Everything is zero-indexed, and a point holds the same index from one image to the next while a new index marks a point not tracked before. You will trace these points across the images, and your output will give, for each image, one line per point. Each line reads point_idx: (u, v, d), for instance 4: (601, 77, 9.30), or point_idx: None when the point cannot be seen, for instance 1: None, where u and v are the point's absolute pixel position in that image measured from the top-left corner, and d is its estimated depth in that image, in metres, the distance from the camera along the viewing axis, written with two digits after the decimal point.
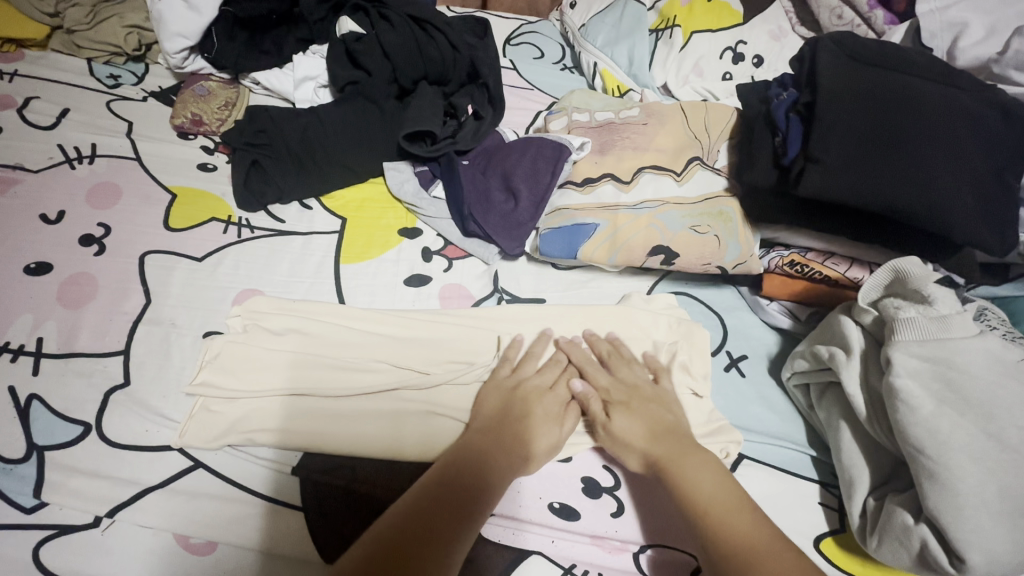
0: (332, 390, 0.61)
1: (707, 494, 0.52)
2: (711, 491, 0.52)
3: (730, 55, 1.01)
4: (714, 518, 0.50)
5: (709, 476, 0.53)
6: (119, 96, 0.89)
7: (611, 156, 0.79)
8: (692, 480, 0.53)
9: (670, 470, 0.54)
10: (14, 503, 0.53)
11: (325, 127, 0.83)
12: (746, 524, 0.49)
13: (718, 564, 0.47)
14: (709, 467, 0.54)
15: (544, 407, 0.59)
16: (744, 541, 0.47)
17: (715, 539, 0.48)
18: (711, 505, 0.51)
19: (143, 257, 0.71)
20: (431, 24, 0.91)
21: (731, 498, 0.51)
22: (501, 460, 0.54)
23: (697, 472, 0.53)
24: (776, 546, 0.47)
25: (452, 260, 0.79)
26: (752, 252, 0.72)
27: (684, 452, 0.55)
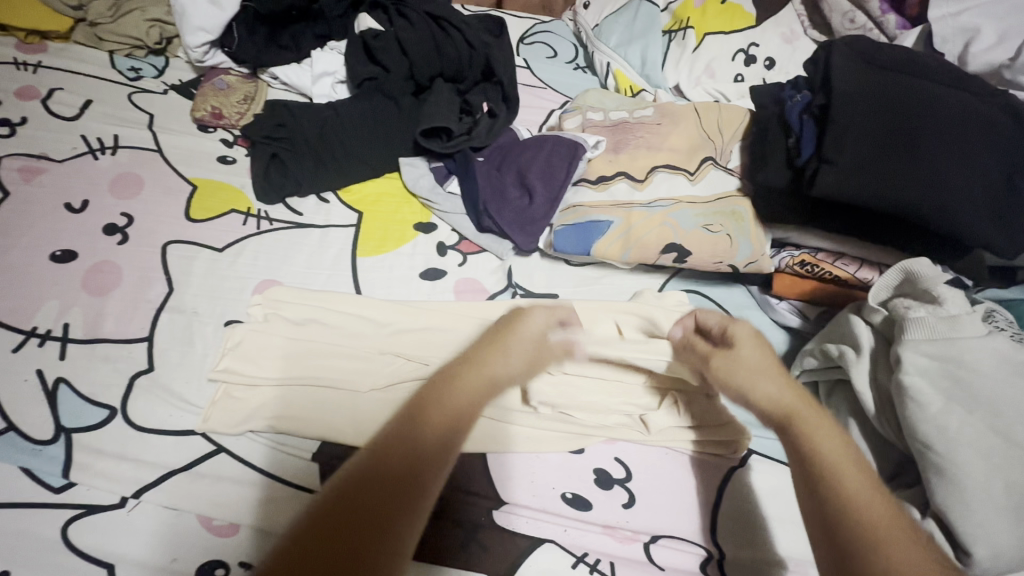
0: (352, 378, 0.63)
1: (839, 470, 0.44)
2: (848, 469, 0.44)
3: (742, 57, 1.03)
4: (847, 488, 0.43)
5: (845, 454, 0.45)
6: (140, 89, 0.91)
7: (625, 155, 0.80)
8: (826, 452, 0.45)
9: (803, 431, 0.46)
10: (43, 482, 0.54)
11: (343, 122, 0.85)
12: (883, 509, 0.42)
13: (844, 535, 0.41)
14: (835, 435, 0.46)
15: (523, 337, 0.52)
16: (875, 519, 0.41)
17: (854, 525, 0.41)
18: (845, 473, 0.44)
19: (165, 247, 0.73)
20: (448, 22, 0.92)
21: (863, 476, 0.44)
22: (465, 397, 0.46)
23: (825, 440, 0.45)
24: (908, 535, 0.41)
25: (466, 255, 0.80)
26: (763, 251, 0.73)
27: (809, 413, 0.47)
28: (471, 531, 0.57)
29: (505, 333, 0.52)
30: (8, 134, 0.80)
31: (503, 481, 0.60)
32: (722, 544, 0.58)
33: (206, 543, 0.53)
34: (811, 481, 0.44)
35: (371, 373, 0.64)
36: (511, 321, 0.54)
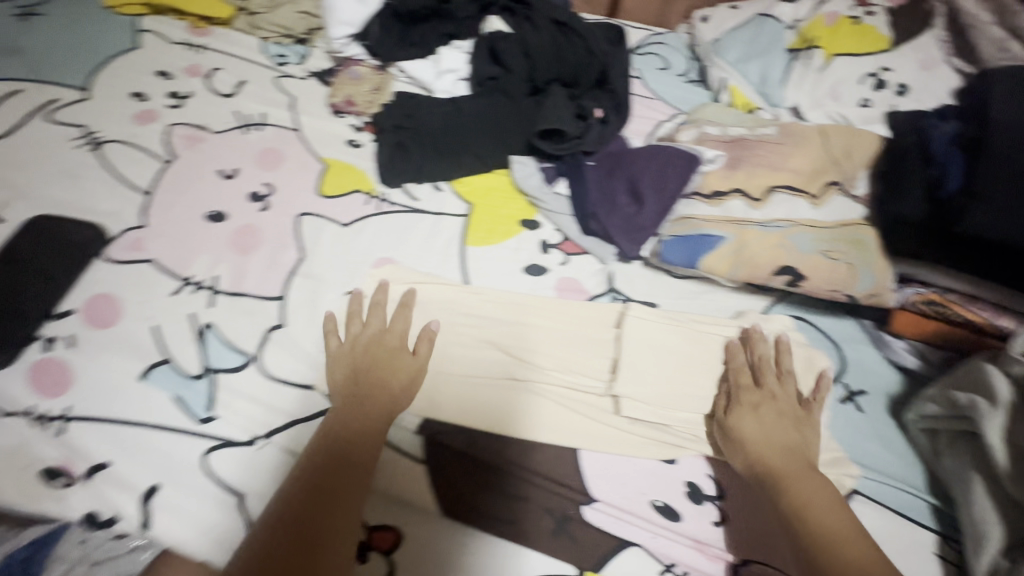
0: (358, 356, 0.64)
1: (814, 495, 0.54)
2: (812, 495, 0.54)
3: (871, 81, 0.99)
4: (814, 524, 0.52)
5: (823, 498, 0.54)
6: (285, 73, 1.00)
7: (741, 172, 0.79)
8: (802, 485, 0.55)
9: (784, 484, 0.55)
10: (190, 413, 0.61)
11: (464, 117, 0.89)
12: (839, 522, 0.52)
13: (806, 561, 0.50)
14: (814, 473, 0.56)
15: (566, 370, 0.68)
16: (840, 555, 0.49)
17: (811, 534, 0.51)
18: (818, 513, 0.52)
19: (299, 217, 0.80)
20: (572, 28, 0.96)
21: (832, 503, 0.54)
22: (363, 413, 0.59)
23: (806, 469, 0.56)
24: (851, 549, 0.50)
25: (568, 255, 0.82)
26: (888, 285, 0.69)
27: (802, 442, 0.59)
28: (561, 522, 0.58)
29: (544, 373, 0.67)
30: (176, 104, 0.91)
31: (594, 479, 0.61)
32: None
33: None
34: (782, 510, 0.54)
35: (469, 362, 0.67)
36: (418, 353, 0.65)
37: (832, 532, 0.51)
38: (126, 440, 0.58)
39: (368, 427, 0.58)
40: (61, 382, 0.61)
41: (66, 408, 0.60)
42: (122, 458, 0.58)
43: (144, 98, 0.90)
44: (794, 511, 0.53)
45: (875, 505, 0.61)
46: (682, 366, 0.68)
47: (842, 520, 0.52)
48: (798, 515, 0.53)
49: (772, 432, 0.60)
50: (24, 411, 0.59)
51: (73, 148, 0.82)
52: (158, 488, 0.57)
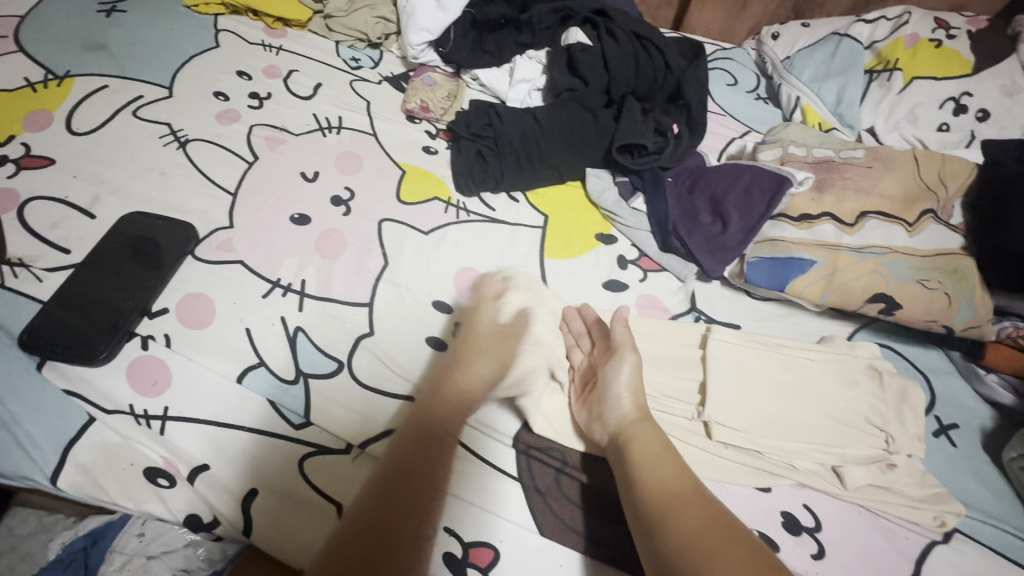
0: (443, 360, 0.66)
1: (656, 477, 0.50)
2: (664, 488, 0.49)
3: (951, 106, 0.97)
4: (651, 484, 0.50)
5: (660, 455, 0.52)
6: (359, 78, 1.00)
7: (830, 195, 0.77)
8: (644, 472, 0.51)
9: (626, 440, 0.55)
10: (286, 417, 0.61)
11: (543, 128, 0.88)
12: (690, 515, 0.46)
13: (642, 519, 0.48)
14: (672, 460, 0.52)
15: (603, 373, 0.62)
16: (683, 530, 0.45)
17: (657, 522, 0.47)
18: (653, 470, 0.51)
19: (380, 223, 0.80)
20: (650, 42, 0.95)
21: (679, 496, 0.48)
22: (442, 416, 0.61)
23: (648, 442, 0.54)
24: (692, 514, 0.46)
25: (647, 272, 0.82)
26: (988, 317, 0.68)
27: (639, 422, 0.57)
28: None
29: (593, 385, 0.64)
30: (256, 105, 0.91)
31: None
32: None
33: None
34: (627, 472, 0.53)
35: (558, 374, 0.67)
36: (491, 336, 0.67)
37: (691, 534, 0.44)
38: (224, 443, 0.58)
39: (428, 421, 0.60)
40: (159, 381, 0.61)
41: (165, 408, 0.60)
42: (221, 461, 0.57)
43: (226, 98, 0.91)
44: (661, 514, 0.47)
45: (976, 544, 0.60)
46: (773, 391, 0.67)
47: (706, 521, 0.45)
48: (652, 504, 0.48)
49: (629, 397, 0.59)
50: (125, 409, 0.59)
51: (161, 145, 0.83)
52: (257, 493, 0.57)
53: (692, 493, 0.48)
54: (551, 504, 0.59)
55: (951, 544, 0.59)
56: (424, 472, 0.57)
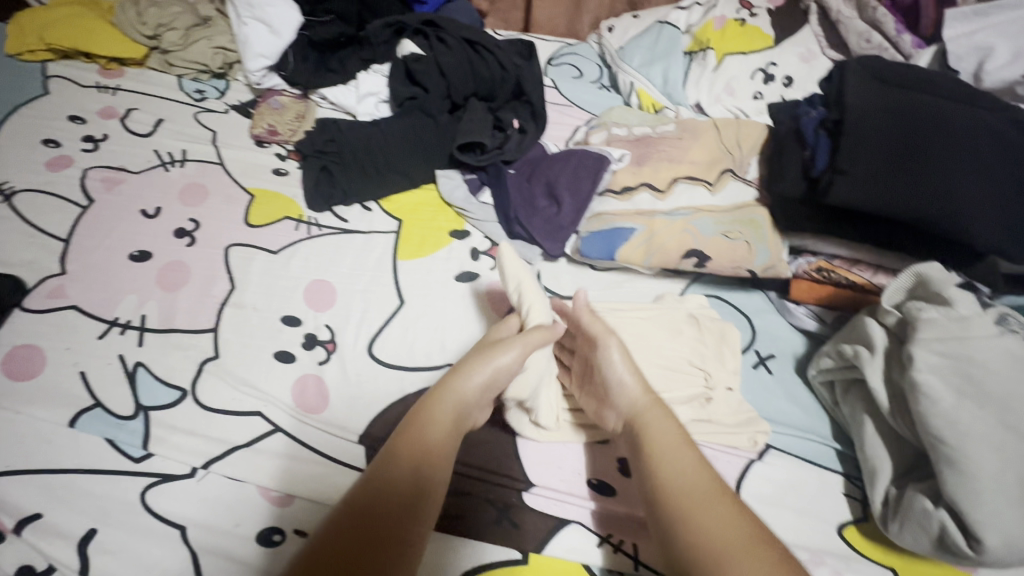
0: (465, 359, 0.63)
1: (677, 464, 0.56)
2: (686, 482, 0.54)
3: (761, 75, 1.08)
4: (670, 474, 0.55)
5: (669, 429, 0.59)
6: (205, 109, 1.00)
7: (647, 167, 0.85)
8: (674, 460, 0.56)
9: (642, 427, 0.60)
10: (125, 452, 0.61)
11: (385, 137, 0.93)
12: (721, 511, 0.52)
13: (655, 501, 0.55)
14: (688, 452, 0.57)
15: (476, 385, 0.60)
16: (694, 505, 0.53)
17: (677, 517, 0.53)
18: (671, 457, 0.57)
19: (227, 249, 0.81)
20: (483, 46, 1.01)
21: (705, 490, 0.54)
22: (436, 436, 0.56)
23: (663, 424, 0.60)
24: (713, 495, 0.53)
25: (497, 260, 0.86)
26: (780, 257, 0.77)
27: (652, 416, 0.61)
28: (502, 511, 0.62)
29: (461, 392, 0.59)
30: (91, 148, 0.90)
31: (532, 466, 0.66)
32: None
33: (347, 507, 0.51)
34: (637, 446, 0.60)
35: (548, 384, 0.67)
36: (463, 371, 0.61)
37: (715, 528, 0.50)
38: (57, 489, 0.58)
39: (436, 438, 0.56)
40: None
41: None
42: (54, 507, 0.57)
43: (57, 144, 0.89)
44: (682, 510, 0.53)
45: (786, 456, 0.68)
46: None
47: (736, 521, 0.51)
48: (666, 499, 0.54)
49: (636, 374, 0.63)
50: None
51: None
52: (95, 532, 0.56)
53: (714, 490, 0.54)
54: None
55: (765, 460, 0.67)
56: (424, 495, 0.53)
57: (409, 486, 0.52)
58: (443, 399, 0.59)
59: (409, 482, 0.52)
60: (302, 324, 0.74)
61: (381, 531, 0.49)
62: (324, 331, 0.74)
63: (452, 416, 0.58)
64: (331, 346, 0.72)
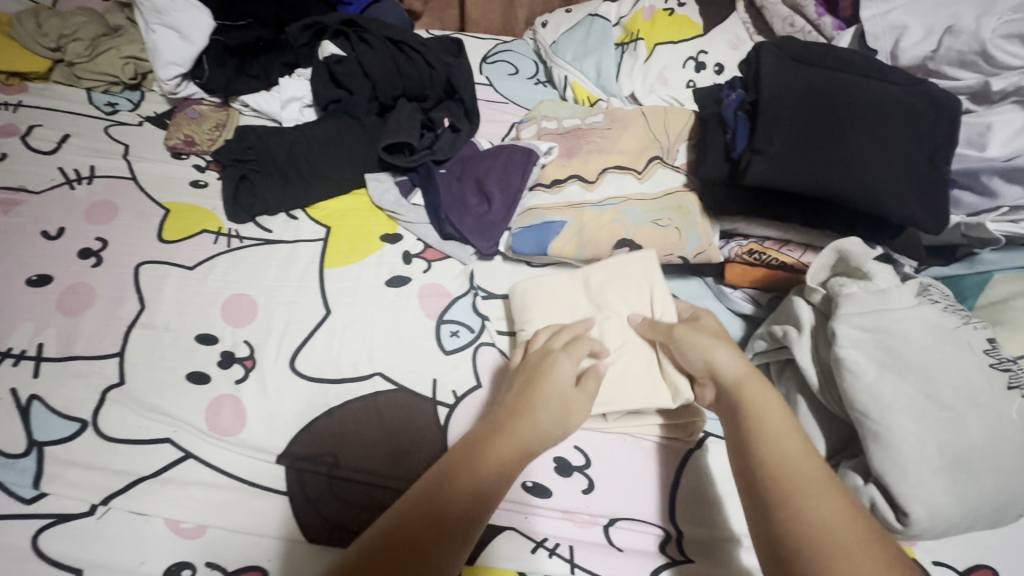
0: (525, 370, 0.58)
1: (784, 447, 0.50)
2: (796, 467, 0.48)
3: (692, 64, 1.08)
4: (775, 453, 0.50)
5: (776, 406, 0.53)
6: (116, 122, 0.95)
7: (577, 159, 0.84)
8: (777, 438, 0.51)
9: (747, 398, 0.54)
10: (15, 494, 0.56)
11: (309, 143, 0.89)
12: (833, 505, 0.46)
13: (753, 478, 0.49)
14: (795, 437, 0.51)
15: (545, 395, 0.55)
16: (805, 487, 0.47)
17: (781, 501, 0.47)
18: (772, 432, 0.51)
19: (137, 268, 0.76)
20: (408, 45, 0.98)
21: (812, 477, 0.48)
22: (495, 455, 0.50)
23: (767, 397, 0.54)
24: (826, 485, 0.47)
25: (432, 262, 0.83)
26: (710, 241, 0.77)
27: (758, 390, 0.55)
28: None
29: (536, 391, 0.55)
30: None
31: None
32: (678, 524, 0.61)
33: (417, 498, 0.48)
34: (739, 419, 0.54)
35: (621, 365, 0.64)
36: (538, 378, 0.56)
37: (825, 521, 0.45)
38: None
39: (500, 445, 0.51)
40: None
41: None
42: None
43: None
44: (785, 497, 0.47)
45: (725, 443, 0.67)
46: None
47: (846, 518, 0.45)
48: (769, 476, 0.48)
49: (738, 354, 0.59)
50: None
51: None
52: None
53: (822, 480, 0.48)
54: (322, 510, 0.58)
55: (704, 449, 0.66)
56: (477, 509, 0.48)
57: (465, 499, 0.47)
58: (509, 403, 0.55)
59: (469, 491, 0.48)
60: (218, 342, 0.70)
61: (422, 546, 0.44)
62: (243, 348, 0.70)
63: (524, 438, 0.52)
64: (250, 363, 0.68)
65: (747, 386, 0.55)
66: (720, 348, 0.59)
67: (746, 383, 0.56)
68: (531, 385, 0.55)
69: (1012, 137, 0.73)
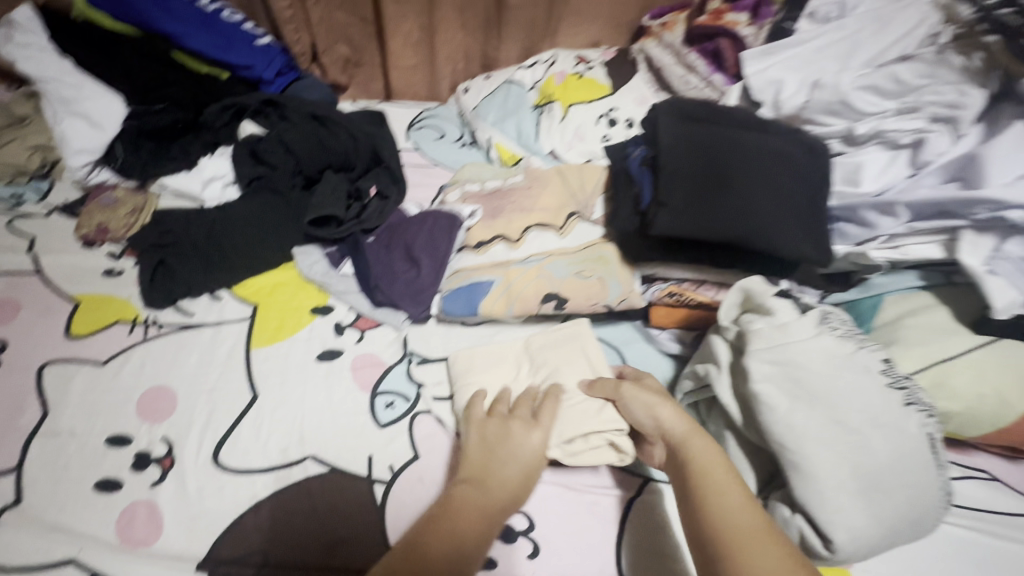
0: (487, 430, 0.64)
1: (725, 496, 0.53)
2: (738, 517, 0.51)
3: (604, 120, 1.16)
4: (719, 504, 0.53)
5: (711, 456, 0.58)
6: (21, 214, 0.91)
7: (501, 219, 0.87)
8: (720, 493, 0.54)
9: (688, 452, 0.58)
10: None
11: (230, 222, 0.88)
12: (771, 549, 0.48)
13: (700, 533, 0.52)
14: (734, 486, 0.54)
15: (497, 453, 0.61)
16: (739, 535, 0.50)
17: (724, 554, 0.49)
18: (716, 485, 0.54)
19: (40, 371, 0.72)
20: (330, 120, 1.01)
21: (758, 529, 0.50)
22: (467, 526, 0.53)
23: (706, 451, 0.58)
24: (764, 530, 0.50)
25: (363, 331, 0.83)
26: (631, 287, 0.80)
27: (694, 442, 0.59)
28: None
29: (485, 461, 0.60)
30: None
31: None
32: None
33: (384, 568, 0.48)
34: (682, 472, 0.58)
35: (565, 420, 0.67)
36: (491, 434, 0.63)
37: (766, 568, 0.47)
38: None
39: (460, 505, 0.55)
40: None
41: None
42: None
43: None
44: (728, 547, 0.49)
45: (666, 487, 0.69)
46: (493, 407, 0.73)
47: (784, 561, 0.47)
48: (715, 529, 0.51)
49: (680, 411, 0.63)
50: None
51: None
52: None
53: (762, 526, 0.50)
54: None
55: (644, 495, 0.68)
56: (443, 564, 0.49)
57: (427, 554, 0.49)
58: (467, 471, 0.60)
59: (433, 552, 0.49)
60: (132, 442, 0.66)
61: None
62: (160, 446, 0.66)
63: (486, 500, 0.56)
64: (168, 462, 0.65)
65: (686, 439, 0.60)
66: (664, 408, 0.64)
67: (685, 439, 0.60)
68: (491, 449, 0.61)
69: (879, 172, 0.81)
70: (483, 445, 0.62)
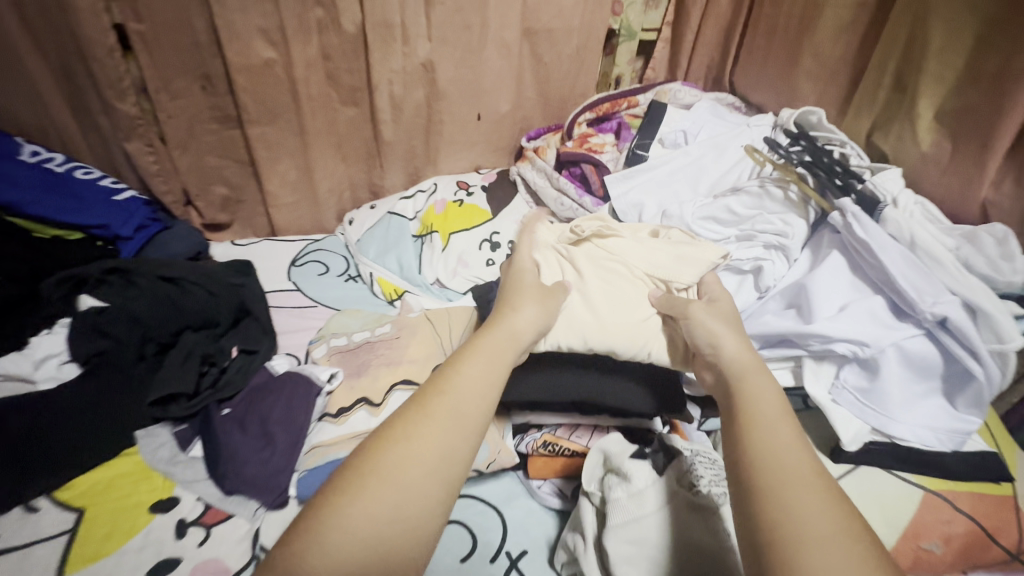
0: (520, 306, 0.66)
1: (773, 432, 0.49)
2: (789, 455, 0.47)
3: (487, 245, 1.16)
4: (764, 435, 0.49)
5: (768, 389, 0.55)
6: None
7: (367, 376, 0.83)
8: (768, 428, 0.50)
9: (740, 386, 0.56)
10: None
11: (55, 415, 0.77)
12: (813, 487, 0.44)
13: (735, 461, 0.49)
14: (788, 425, 0.50)
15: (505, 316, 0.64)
16: (780, 467, 0.46)
17: (754, 481, 0.46)
18: (765, 418, 0.51)
19: None
20: (185, 280, 0.96)
21: (803, 465, 0.46)
22: (482, 376, 0.56)
23: (765, 386, 0.55)
24: (807, 467, 0.46)
25: (209, 528, 0.73)
26: (499, 446, 0.76)
27: (751, 377, 0.57)
28: None
29: (497, 323, 0.64)
30: None
31: None
32: None
33: (357, 460, 0.48)
34: (731, 407, 0.54)
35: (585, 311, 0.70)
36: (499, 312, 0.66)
37: (802, 505, 0.43)
38: None
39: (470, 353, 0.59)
40: None
41: None
42: None
43: None
44: (762, 476, 0.46)
45: None
46: None
47: (832, 504, 0.43)
48: (751, 458, 0.48)
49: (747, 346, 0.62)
50: None
51: None
52: None
53: (813, 468, 0.46)
54: None
55: None
56: (456, 395, 0.54)
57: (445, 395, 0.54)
58: (486, 338, 0.61)
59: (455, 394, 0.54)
60: None
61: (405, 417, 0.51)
62: None
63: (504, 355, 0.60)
64: None
65: (744, 377, 0.57)
66: (731, 338, 0.63)
67: (747, 373, 0.57)
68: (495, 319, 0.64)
69: (730, 297, 0.82)
70: (489, 325, 0.63)
